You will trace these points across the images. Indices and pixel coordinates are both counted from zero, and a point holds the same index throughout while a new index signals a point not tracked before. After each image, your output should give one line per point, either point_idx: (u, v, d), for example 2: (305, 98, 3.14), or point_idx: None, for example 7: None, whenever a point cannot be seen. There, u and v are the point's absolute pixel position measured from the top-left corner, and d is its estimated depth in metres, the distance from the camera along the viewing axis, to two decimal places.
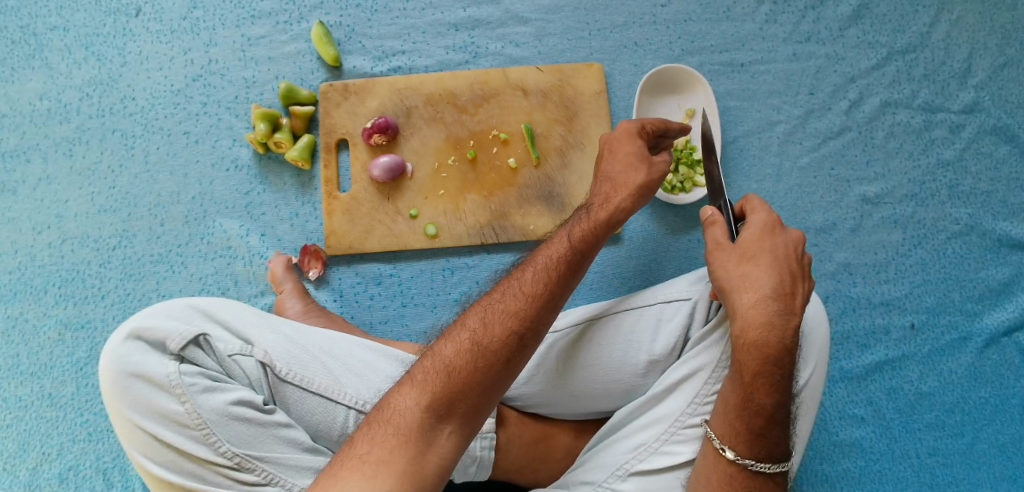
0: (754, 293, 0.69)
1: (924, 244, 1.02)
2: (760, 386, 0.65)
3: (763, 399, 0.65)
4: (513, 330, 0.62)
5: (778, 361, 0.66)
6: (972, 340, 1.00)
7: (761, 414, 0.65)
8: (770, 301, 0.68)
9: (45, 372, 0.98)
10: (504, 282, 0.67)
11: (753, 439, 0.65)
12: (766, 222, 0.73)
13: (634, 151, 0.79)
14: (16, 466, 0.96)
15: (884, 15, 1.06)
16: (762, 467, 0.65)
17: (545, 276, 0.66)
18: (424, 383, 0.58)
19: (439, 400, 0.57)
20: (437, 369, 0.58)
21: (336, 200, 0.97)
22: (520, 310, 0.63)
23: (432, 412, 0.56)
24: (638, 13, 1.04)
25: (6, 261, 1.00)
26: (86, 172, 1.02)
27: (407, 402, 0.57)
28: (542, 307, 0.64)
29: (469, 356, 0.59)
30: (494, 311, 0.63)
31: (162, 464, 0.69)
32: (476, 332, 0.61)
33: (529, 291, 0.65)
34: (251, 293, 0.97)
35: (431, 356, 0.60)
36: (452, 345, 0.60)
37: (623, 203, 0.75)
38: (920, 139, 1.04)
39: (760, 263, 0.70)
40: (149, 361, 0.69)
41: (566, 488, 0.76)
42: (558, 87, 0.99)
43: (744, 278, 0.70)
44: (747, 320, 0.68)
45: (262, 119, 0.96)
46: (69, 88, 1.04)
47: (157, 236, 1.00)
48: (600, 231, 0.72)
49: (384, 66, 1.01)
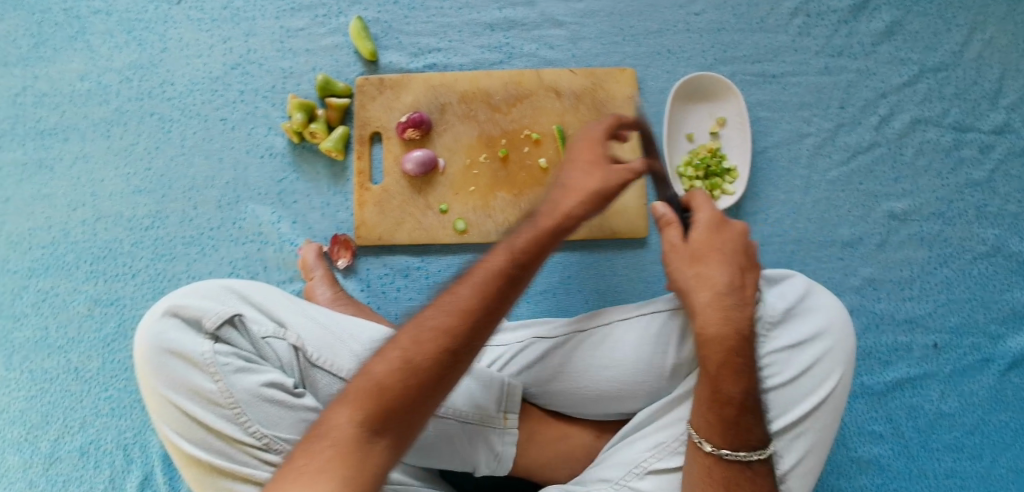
0: (710, 290, 0.74)
1: (950, 263, 1.02)
2: (727, 376, 0.70)
3: (730, 389, 0.69)
4: (447, 347, 0.58)
5: (740, 353, 0.71)
6: (995, 362, 0.99)
7: (731, 403, 0.69)
8: (724, 295, 0.74)
9: (72, 346, 1.00)
10: (438, 295, 0.63)
11: (727, 430, 0.68)
12: (712, 222, 0.79)
13: (591, 160, 0.76)
14: (38, 437, 0.97)
15: (917, 33, 1.06)
16: (740, 456, 0.68)
17: (479, 289, 0.62)
18: (357, 402, 0.55)
19: (373, 416, 0.54)
20: (369, 387, 0.55)
21: (367, 192, 0.99)
22: (451, 327, 0.59)
23: (366, 429, 0.53)
24: (671, 21, 1.05)
25: (41, 235, 1.02)
26: (122, 152, 1.04)
27: (341, 419, 0.54)
28: (477, 322, 0.60)
29: (401, 374, 0.56)
30: (426, 327, 0.59)
31: (191, 441, 0.69)
32: (408, 349, 0.58)
33: (461, 307, 0.60)
34: (279, 279, 0.98)
35: (364, 373, 0.57)
36: (384, 362, 0.57)
37: (569, 208, 0.72)
38: (950, 158, 1.04)
39: (713, 260, 0.77)
40: (185, 338, 0.71)
41: (583, 484, 0.78)
42: (590, 90, 1.00)
43: (698, 278, 0.76)
44: (704, 317, 0.73)
45: (298, 109, 0.97)
46: (109, 71, 1.06)
47: (189, 219, 1.02)
48: (543, 243, 0.68)
49: (419, 63, 1.03)
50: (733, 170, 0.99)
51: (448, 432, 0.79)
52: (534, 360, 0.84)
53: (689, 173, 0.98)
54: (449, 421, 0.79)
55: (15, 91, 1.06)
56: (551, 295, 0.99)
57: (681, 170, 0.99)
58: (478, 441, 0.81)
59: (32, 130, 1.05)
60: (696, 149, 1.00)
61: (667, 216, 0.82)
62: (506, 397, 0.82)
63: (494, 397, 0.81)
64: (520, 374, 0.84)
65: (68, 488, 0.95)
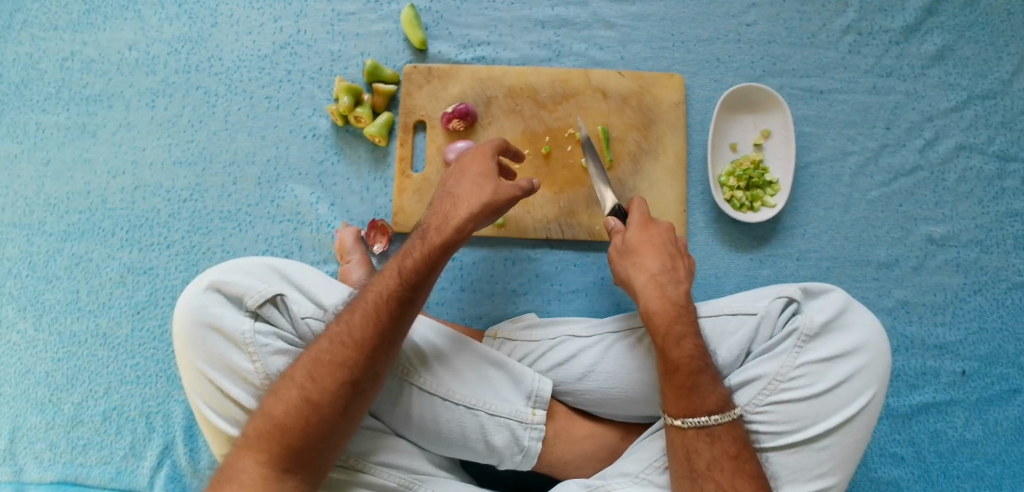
0: (647, 274, 0.80)
1: (984, 292, 1.02)
2: (671, 345, 0.75)
3: (676, 355, 0.74)
4: (342, 382, 0.66)
5: (680, 323, 0.76)
6: (1022, 394, 0.99)
7: (679, 370, 0.74)
8: (660, 278, 0.80)
9: (102, 311, 1.00)
10: (334, 325, 0.69)
11: (682, 398, 0.73)
12: (642, 220, 0.85)
13: (482, 172, 0.79)
14: (62, 399, 0.98)
15: (968, 58, 1.04)
16: (699, 421, 0.72)
17: (365, 320, 0.68)
18: (258, 444, 0.63)
19: (275, 451, 0.63)
20: (269, 428, 0.64)
21: (408, 179, 0.99)
22: (347, 361, 0.66)
23: (271, 464, 0.63)
24: (722, 30, 1.05)
25: (78, 200, 1.03)
26: (165, 124, 1.05)
27: (246, 460, 0.63)
28: (372, 352, 0.67)
29: (298, 413, 0.64)
30: (321, 363, 0.67)
31: (225, 418, 0.71)
32: (305, 387, 0.65)
33: (353, 340, 0.67)
34: (314, 260, 0.99)
35: (261, 411, 0.65)
36: (281, 403, 0.65)
37: (463, 222, 0.74)
38: (992, 186, 1.03)
39: (651, 246, 0.82)
40: (224, 314, 0.70)
41: (602, 478, 0.79)
42: (637, 93, 1.01)
43: (635, 266, 0.81)
44: (644, 299, 0.78)
45: (346, 93, 0.98)
46: (158, 42, 1.06)
47: (227, 194, 1.02)
48: (434, 257, 0.71)
49: (469, 55, 1.03)
50: (774, 183, 0.99)
51: (475, 422, 0.79)
52: (564, 358, 0.84)
53: (730, 183, 0.98)
54: (476, 412, 0.79)
55: (64, 56, 1.06)
56: (584, 295, 0.99)
57: (723, 178, 0.99)
58: (504, 436, 0.80)
59: (77, 95, 1.05)
60: (739, 159, 1.00)
61: (617, 226, 0.87)
62: (534, 393, 0.81)
63: (521, 392, 0.81)
64: (549, 372, 0.84)
65: (87, 452, 0.96)
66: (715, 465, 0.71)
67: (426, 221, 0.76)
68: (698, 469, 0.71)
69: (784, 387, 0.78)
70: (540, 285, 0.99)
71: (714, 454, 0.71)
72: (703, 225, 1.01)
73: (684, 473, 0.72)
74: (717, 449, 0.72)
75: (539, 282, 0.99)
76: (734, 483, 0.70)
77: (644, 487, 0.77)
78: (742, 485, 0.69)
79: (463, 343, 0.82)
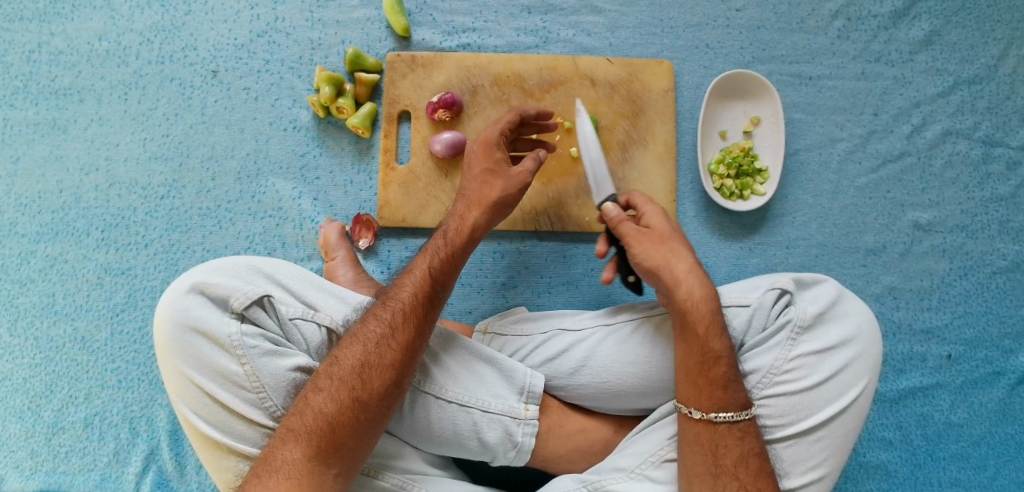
0: (686, 262, 0.76)
1: (969, 276, 1.02)
2: (714, 336, 0.73)
3: (718, 345, 0.73)
4: (390, 382, 0.68)
5: (721, 313, 0.74)
6: (1006, 376, 1.00)
7: (721, 360, 0.73)
8: (697, 266, 0.77)
9: (79, 314, 0.97)
10: (365, 322, 0.71)
11: (715, 392, 0.72)
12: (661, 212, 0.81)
13: (489, 167, 0.84)
14: (41, 406, 0.95)
15: (955, 43, 1.04)
16: (730, 416, 0.72)
17: (406, 322, 0.71)
18: (308, 438, 0.64)
19: (325, 448, 0.64)
20: (318, 424, 0.64)
21: (393, 172, 0.97)
22: (395, 362, 0.69)
23: (319, 460, 0.63)
24: (711, 15, 1.03)
25: (51, 199, 0.99)
26: (140, 118, 1.01)
27: (292, 453, 0.63)
28: (414, 355, 0.70)
29: (350, 412, 0.66)
30: (371, 363, 0.68)
31: (212, 423, 0.68)
32: (356, 386, 0.67)
33: (400, 341, 0.70)
34: (298, 256, 0.97)
35: (306, 408, 0.66)
36: (332, 401, 0.66)
37: (476, 221, 0.80)
38: (977, 171, 1.03)
39: (675, 234, 0.78)
40: (210, 317, 0.68)
41: (598, 473, 0.78)
42: (626, 80, 0.99)
43: (672, 254, 0.76)
44: (688, 286, 0.74)
45: (327, 83, 0.95)
46: (130, 32, 1.01)
47: (206, 190, 0.99)
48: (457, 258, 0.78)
49: (453, 42, 1.01)
50: (764, 171, 0.98)
51: (469, 419, 0.78)
52: (555, 353, 0.83)
53: (720, 172, 0.98)
54: (470, 409, 0.78)
55: (31, 48, 1.01)
56: (573, 287, 0.98)
57: (713, 167, 0.98)
58: (498, 433, 0.79)
59: (46, 89, 1.01)
60: (729, 147, 0.99)
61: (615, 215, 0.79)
62: (527, 389, 0.80)
63: (514, 387, 0.80)
64: (541, 367, 0.83)
65: (70, 459, 0.94)
66: (741, 462, 0.71)
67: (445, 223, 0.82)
68: (723, 465, 0.71)
69: (779, 380, 0.77)
70: (530, 277, 0.99)
71: (743, 451, 0.71)
72: (692, 214, 1.00)
73: (707, 468, 0.71)
74: (746, 446, 0.72)
75: (528, 275, 0.99)
76: (756, 482, 0.70)
77: (640, 481, 0.76)
78: (764, 484, 0.70)
79: (456, 341, 0.81)
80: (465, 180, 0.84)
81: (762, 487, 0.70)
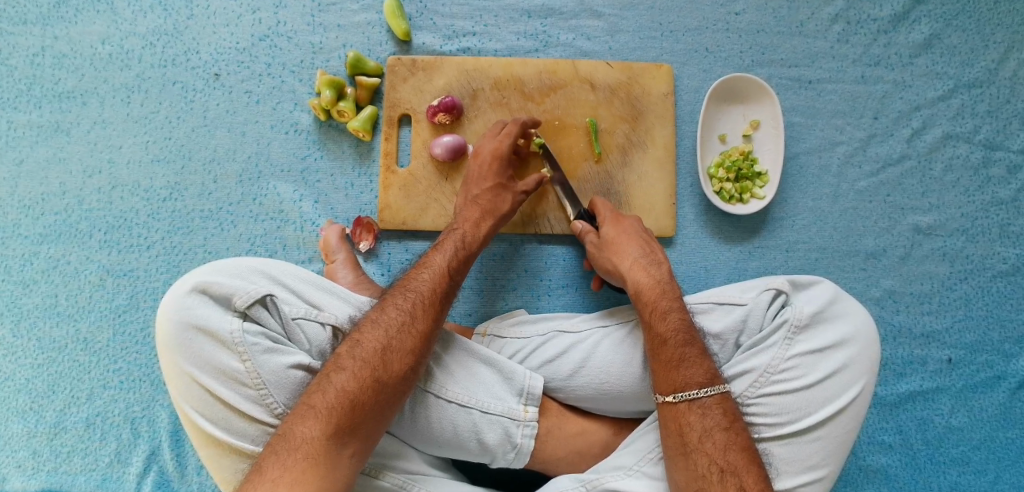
0: (630, 258, 0.86)
1: (970, 280, 1.02)
2: (659, 318, 0.78)
3: (663, 328, 0.77)
4: (409, 366, 0.69)
5: (665, 299, 0.80)
6: (1007, 380, 1.00)
7: (667, 342, 0.76)
8: (641, 259, 0.86)
9: (81, 316, 0.98)
10: (383, 309, 0.72)
11: (671, 373, 0.73)
12: (612, 217, 0.91)
13: (498, 177, 0.89)
14: (43, 406, 0.96)
15: (955, 47, 1.04)
16: (688, 394, 0.71)
17: (426, 311, 0.73)
18: (330, 415, 0.63)
19: (346, 426, 0.63)
20: (341, 402, 0.64)
21: (394, 175, 0.98)
22: (416, 348, 0.70)
23: (339, 438, 0.63)
24: (710, 19, 1.03)
25: (53, 202, 1.00)
26: (142, 121, 1.01)
27: (312, 431, 0.62)
28: (431, 343, 0.72)
29: (371, 392, 0.66)
30: (393, 347, 0.69)
31: (212, 420, 0.69)
32: (378, 367, 0.67)
33: (420, 329, 0.72)
34: (299, 259, 0.98)
35: (328, 387, 0.65)
36: (354, 380, 0.66)
37: (489, 231, 0.86)
38: (978, 175, 1.03)
39: (625, 236, 0.88)
40: (212, 316, 0.69)
41: (596, 471, 0.78)
42: (625, 84, 1.00)
43: (619, 250, 0.87)
44: (634, 279, 0.84)
45: (327, 86, 0.95)
46: (132, 35, 1.02)
47: (208, 192, 1.00)
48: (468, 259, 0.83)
49: (454, 46, 1.02)
50: (763, 175, 0.98)
51: (468, 420, 0.78)
52: (553, 355, 0.83)
53: (719, 175, 0.98)
54: (469, 409, 0.78)
55: (33, 51, 1.02)
56: (572, 290, 0.99)
57: (712, 170, 0.98)
58: (497, 434, 0.79)
59: (50, 92, 1.01)
60: (728, 151, 1.00)
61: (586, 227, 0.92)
62: (526, 390, 0.80)
63: (513, 389, 0.80)
64: (538, 369, 0.83)
65: (71, 459, 0.94)
66: (707, 437, 0.69)
67: (456, 223, 0.86)
68: (690, 442, 0.69)
69: (776, 379, 0.77)
70: (529, 280, 0.99)
71: (706, 426, 0.70)
72: (691, 217, 1.01)
73: (676, 447, 0.70)
74: (709, 421, 0.70)
75: (528, 278, 0.99)
76: (725, 455, 0.68)
77: (638, 479, 0.76)
78: (734, 458, 0.67)
79: (455, 342, 0.81)
80: (472, 187, 0.89)
81: (732, 460, 0.67)
